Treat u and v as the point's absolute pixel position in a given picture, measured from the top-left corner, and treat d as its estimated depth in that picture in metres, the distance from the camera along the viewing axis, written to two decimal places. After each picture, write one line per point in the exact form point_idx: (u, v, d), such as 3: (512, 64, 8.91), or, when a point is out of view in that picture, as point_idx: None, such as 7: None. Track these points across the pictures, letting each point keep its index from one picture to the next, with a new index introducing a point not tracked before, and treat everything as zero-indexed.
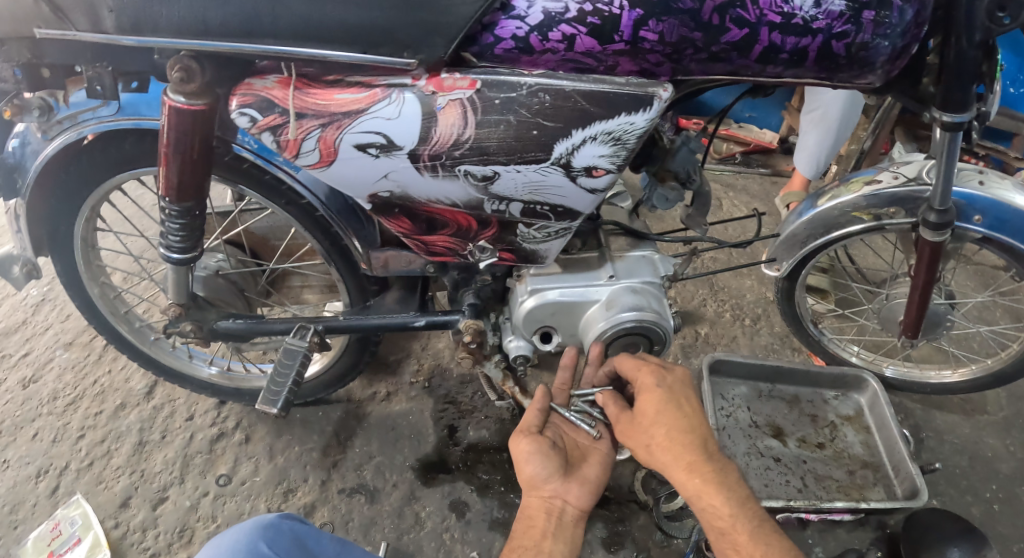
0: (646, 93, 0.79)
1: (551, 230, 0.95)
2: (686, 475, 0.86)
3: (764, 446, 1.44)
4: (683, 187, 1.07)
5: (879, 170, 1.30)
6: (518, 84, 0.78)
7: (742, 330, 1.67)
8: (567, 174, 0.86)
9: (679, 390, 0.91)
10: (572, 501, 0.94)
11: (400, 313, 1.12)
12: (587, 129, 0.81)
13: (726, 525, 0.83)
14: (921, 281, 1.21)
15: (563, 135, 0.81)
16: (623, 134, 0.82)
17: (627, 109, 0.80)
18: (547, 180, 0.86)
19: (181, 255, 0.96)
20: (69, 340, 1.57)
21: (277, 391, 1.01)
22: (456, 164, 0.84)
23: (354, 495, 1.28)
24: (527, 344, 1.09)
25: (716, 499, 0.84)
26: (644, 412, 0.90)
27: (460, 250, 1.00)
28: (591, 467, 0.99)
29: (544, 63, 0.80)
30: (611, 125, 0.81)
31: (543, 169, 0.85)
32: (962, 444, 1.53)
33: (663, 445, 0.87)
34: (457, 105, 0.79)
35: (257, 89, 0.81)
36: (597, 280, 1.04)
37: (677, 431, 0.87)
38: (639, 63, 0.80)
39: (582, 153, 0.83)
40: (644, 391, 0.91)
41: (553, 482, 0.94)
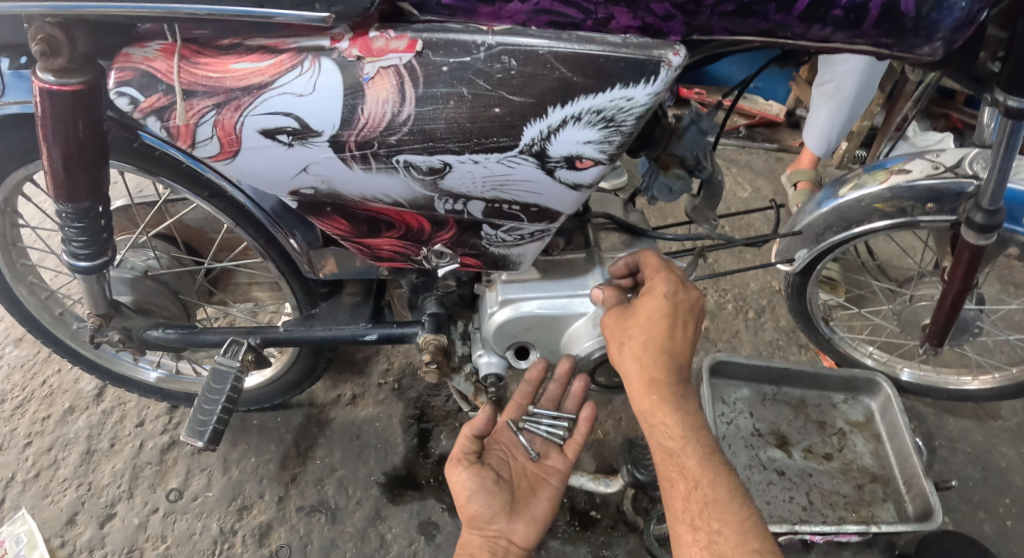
0: (650, 58, 0.61)
1: (523, 233, 0.80)
2: (648, 389, 0.79)
3: (766, 457, 1.31)
4: (690, 175, 0.89)
5: (912, 158, 1.14)
6: (473, 45, 0.62)
7: (745, 324, 1.51)
8: (542, 165, 0.69)
9: (681, 309, 0.80)
10: (518, 541, 0.89)
11: (349, 323, 0.98)
12: (568, 106, 0.64)
13: (675, 446, 0.79)
14: (956, 288, 1.07)
15: (536, 114, 0.65)
16: (616, 114, 0.64)
17: (617, 81, 0.62)
18: (515, 172, 0.70)
19: (89, 263, 0.80)
20: (19, 336, 1.43)
21: (206, 420, 0.88)
22: (392, 154, 0.68)
23: (313, 513, 1.16)
24: (499, 361, 0.94)
25: (672, 423, 0.79)
26: (634, 313, 0.80)
27: (412, 255, 0.86)
28: (539, 501, 0.94)
29: (512, 16, 0.63)
30: (600, 101, 0.63)
31: (511, 159, 0.69)
32: (976, 454, 1.42)
33: (638, 352, 0.79)
34: (391, 75, 0.63)
35: (136, 61, 0.64)
36: (581, 289, 0.89)
37: (660, 347, 0.78)
38: (642, 18, 0.63)
39: (561, 139, 0.66)
40: (648, 295, 0.80)
41: (499, 519, 0.89)
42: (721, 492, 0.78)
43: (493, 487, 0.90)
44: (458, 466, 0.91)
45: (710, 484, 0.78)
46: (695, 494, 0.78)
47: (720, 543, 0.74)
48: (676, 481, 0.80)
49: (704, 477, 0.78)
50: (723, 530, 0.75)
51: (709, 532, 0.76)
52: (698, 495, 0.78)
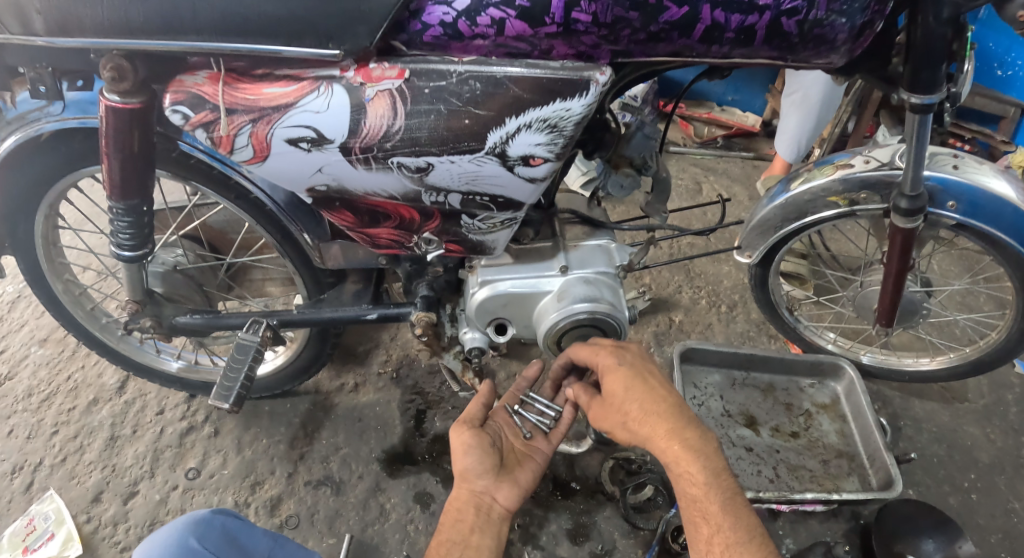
0: (582, 77, 0.76)
1: (495, 221, 0.92)
2: (666, 440, 0.89)
3: (735, 435, 1.42)
4: (639, 173, 1.04)
5: (853, 154, 1.27)
6: (447, 72, 0.77)
7: (717, 317, 1.63)
8: (503, 164, 0.83)
9: (642, 367, 0.94)
10: (501, 501, 0.96)
11: (353, 306, 1.13)
12: (521, 117, 0.78)
13: (699, 493, 0.86)
14: (893, 268, 1.20)
15: (496, 124, 0.79)
16: (559, 121, 0.79)
17: (558, 96, 0.77)
18: (483, 170, 0.83)
19: (133, 253, 0.98)
20: (44, 336, 1.54)
21: (230, 386, 1.03)
22: (389, 157, 0.83)
23: (320, 487, 1.27)
24: (482, 336, 1.08)
25: (691, 467, 0.87)
26: (614, 391, 0.93)
27: (405, 242, 0.98)
28: (523, 471, 1.01)
29: (478, 50, 0.78)
30: (545, 112, 0.78)
31: (479, 159, 0.82)
32: (941, 433, 1.47)
33: (639, 416, 0.90)
34: (386, 96, 0.78)
35: (188, 86, 0.82)
36: (549, 270, 1.02)
37: (649, 405, 0.91)
38: (577, 47, 0.77)
39: (517, 142, 0.80)
40: (608, 373, 0.94)
41: (486, 477, 0.96)
42: (744, 530, 0.83)
43: (487, 449, 0.98)
44: (462, 426, 1.00)
45: (732, 521, 0.84)
46: (718, 536, 0.84)
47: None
48: (700, 526, 0.86)
49: (729, 521, 0.84)
50: None
51: None
52: (721, 536, 0.84)
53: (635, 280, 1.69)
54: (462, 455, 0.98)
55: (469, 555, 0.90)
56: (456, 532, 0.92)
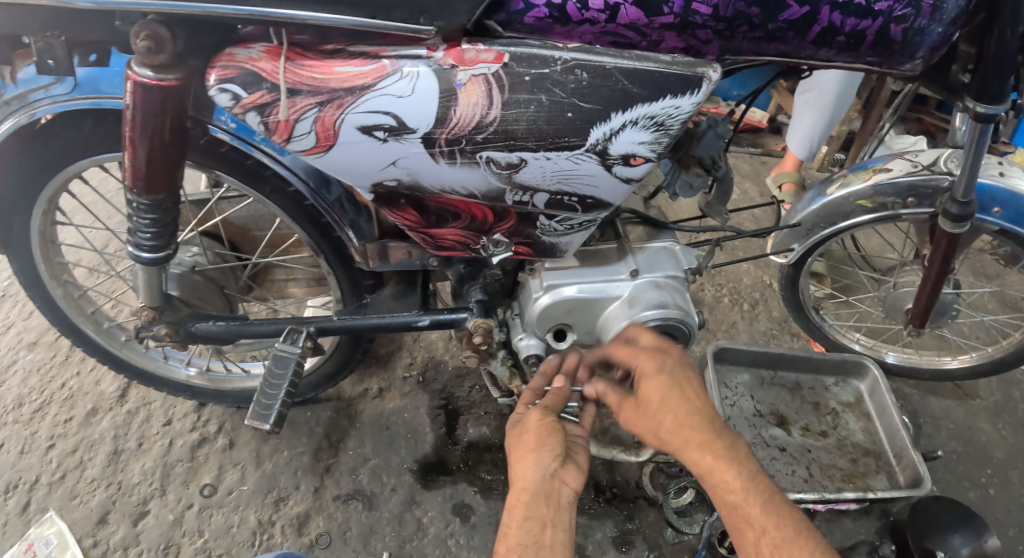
0: (695, 74, 0.70)
1: (574, 223, 0.86)
2: (701, 452, 0.81)
3: (768, 435, 1.40)
4: (707, 173, 1.00)
5: (892, 157, 1.28)
6: (551, 59, 0.70)
7: (741, 315, 1.59)
8: (601, 162, 0.77)
9: (684, 375, 0.85)
10: (571, 484, 0.88)
11: (399, 312, 1.05)
12: (628, 113, 0.72)
13: (738, 500, 0.79)
14: (935, 272, 1.22)
15: (600, 118, 0.73)
16: (666, 119, 0.73)
17: (668, 91, 0.71)
18: (579, 169, 0.77)
19: (152, 255, 0.87)
20: (34, 340, 1.38)
21: (269, 404, 0.94)
22: (477, 151, 0.75)
23: (350, 501, 1.19)
24: (539, 343, 1.01)
25: (726, 473, 0.80)
26: (649, 397, 0.85)
27: (471, 244, 0.90)
28: (581, 455, 0.94)
29: (582, 35, 0.71)
30: (654, 109, 0.72)
31: (576, 157, 0.76)
32: (957, 429, 1.47)
33: (675, 425, 0.83)
34: (481, 81, 0.70)
35: (241, 61, 0.72)
36: (617, 275, 0.95)
37: (684, 416, 0.83)
38: (687, 39, 0.72)
39: (621, 140, 0.74)
40: (646, 378, 0.86)
41: (558, 460, 0.89)
42: (792, 528, 0.77)
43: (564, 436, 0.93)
44: (545, 412, 0.93)
45: (778, 522, 0.77)
46: (764, 538, 0.77)
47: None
48: (747, 531, 0.79)
49: (775, 525, 0.77)
50: None
51: None
52: (768, 539, 0.77)
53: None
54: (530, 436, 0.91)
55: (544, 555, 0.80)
56: (522, 529, 0.82)
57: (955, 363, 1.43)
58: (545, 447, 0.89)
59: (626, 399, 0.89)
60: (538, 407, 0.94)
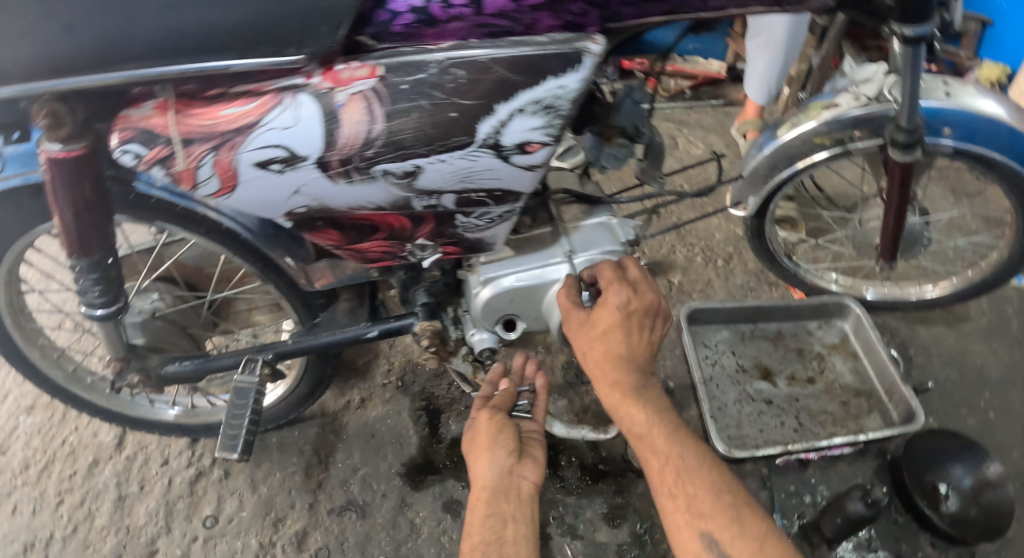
0: (573, 49, 0.70)
1: (493, 216, 0.86)
2: (611, 391, 0.96)
3: (754, 390, 1.39)
4: (633, 142, 0.99)
5: (837, 93, 1.23)
6: (425, 63, 0.70)
7: (715, 273, 1.55)
8: (498, 155, 0.76)
9: (632, 317, 0.94)
10: (529, 476, 0.96)
11: (351, 326, 1.06)
12: (512, 101, 0.71)
13: (643, 431, 0.93)
14: (892, 205, 1.20)
15: (485, 112, 0.72)
16: (554, 101, 0.72)
17: (548, 72, 0.70)
18: (477, 164, 0.77)
19: (105, 311, 0.89)
20: (30, 404, 1.41)
21: (235, 434, 0.97)
22: (371, 165, 0.75)
23: (344, 513, 1.22)
24: (491, 336, 1.01)
25: (633, 410, 0.94)
26: (599, 322, 0.93)
27: (398, 252, 0.91)
28: (536, 447, 1.02)
29: (454, 33, 0.71)
30: (538, 93, 0.71)
31: (471, 154, 0.75)
32: (950, 356, 1.43)
33: (601, 357, 0.94)
34: (360, 99, 0.71)
35: (134, 121, 0.73)
36: (553, 258, 0.95)
37: (614, 350, 0.94)
38: (562, 18, 0.71)
39: (512, 129, 0.74)
40: (604, 303, 0.92)
41: (512, 456, 0.96)
42: (691, 456, 0.92)
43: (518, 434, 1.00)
44: (495, 412, 0.99)
45: (679, 450, 0.92)
46: (667, 465, 0.92)
47: (700, 510, 0.87)
48: (651, 463, 0.93)
49: (675, 450, 0.92)
50: (698, 493, 0.88)
51: (687, 496, 0.89)
52: (670, 465, 0.92)
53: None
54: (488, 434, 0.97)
55: (508, 551, 0.85)
56: (483, 525, 0.87)
57: (930, 291, 1.41)
58: (498, 445, 0.96)
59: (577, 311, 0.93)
60: (487, 408, 1.00)
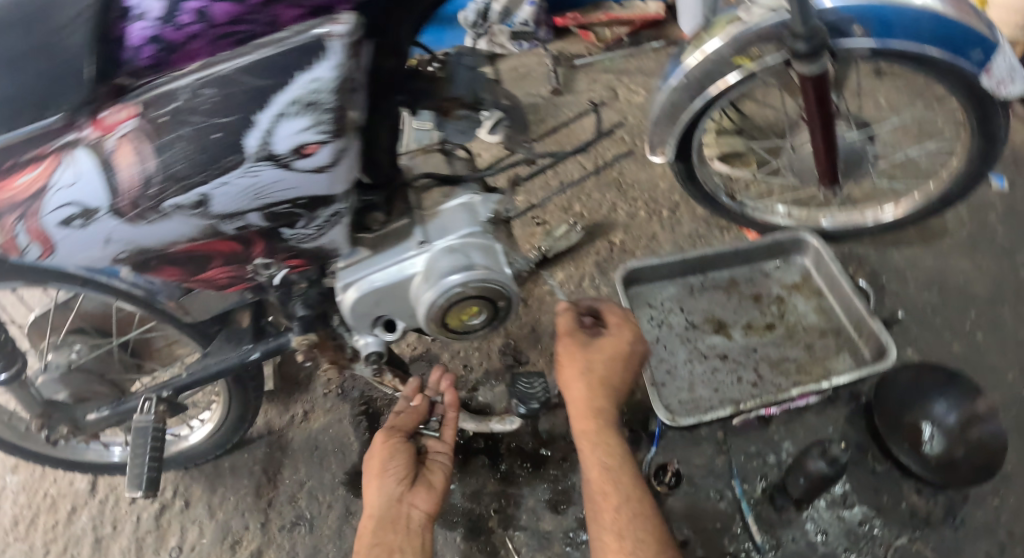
0: (312, 37, 0.64)
1: (317, 222, 0.82)
2: (589, 416, 0.84)
3: (707, 346, 1.29)
4: (478, 111, 0.89)
5: (742, 4, 1.08)
6: (176, 91, 0.67)
7: (660, 225, 1.47)
8: (278, 165, 0.72)
9: (639, 358, 0.88)
10: (421, 506, 0.92)
11: (233, 348, 1.03)
12: (269, 108, 0.67)
13: (611, 463, 0.81)
14: (817, 118, 1.06)
15: (246, 125, 0.68)
16: (313, 97, 0.67)
17: (294, 69, 0.65)
18: (264, 178, 0.73)
19: None
20: (15, 461, 1.37)
21: (140, 472, 0.98)
22: (160, 203, 0.73)
23: (295, 527, 1.23)
24: (376, 339, 0.99)
25: (605, 440, 0.82)
26: (605, 346, 0.86)
27: (243, 274, 0.89)
28: (435, 474, 0.98)
29: (203, 53, 0.67)
30: (293, 93, 0.67)
31: (250, 169, 0.71)
32: (928, 277, 1.29)
33: (595, 380, 0.84)
34: (127, 142, 0.69)
35: None
36: (408, 251, 0.90)
37: (612, 375, 0.85)
38: (300, 7, 0.66)
39: (280, 135, 0.69)
40: (619, 332, 0.87)
41: (403, 484, 0.93)
42: (649, 507, 0.79)
43: (413, 459, 0.97)
44: (389, 434, 0.98)
45: (643, 496, 0.79)
46: (626, 506, 0.78)
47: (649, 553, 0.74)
48: (608, 494, 0.79)
49: (638, 495, 0.79)
50: (648, 545, 0.74)
51: (634, 544, 0.75)
52: (627, 508, 0.78)
53: (561, 209, 1.52)
54: (380, 459, 0.95)
55: None
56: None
57: (888, 214, 1.28)
58: (389, 471, 0.94)
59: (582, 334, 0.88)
60: (384, 430, 0.99)
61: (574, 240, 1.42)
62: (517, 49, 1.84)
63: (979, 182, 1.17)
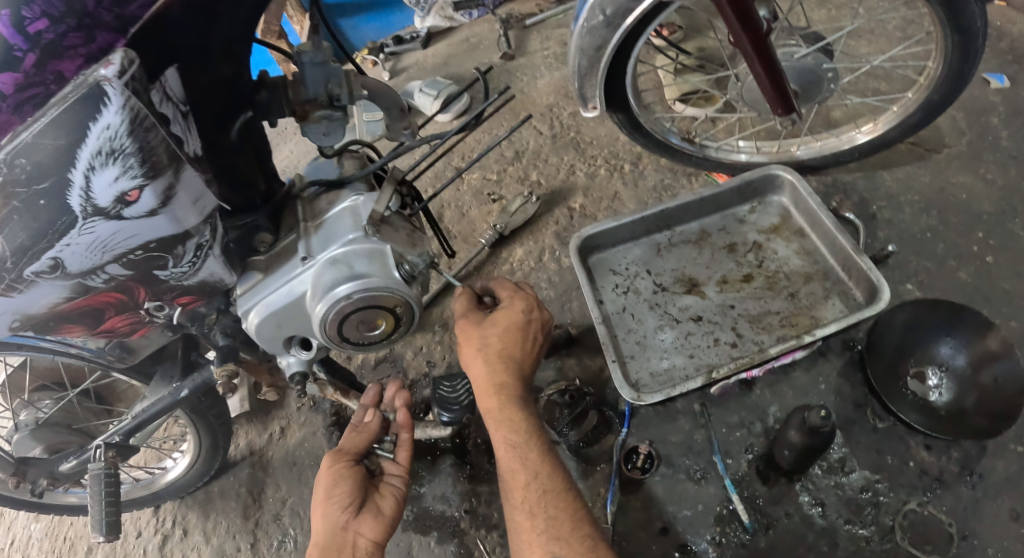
0: (90, 84, 0.58)
1: (186, 260, 0.79)
2: (492, 393, 0.84)
3: (678, 309, 1.17)
4: (335, 107, 0.81)
5: None
6: None
7: (622, 182, 1.38)
8: (110, 217, 0.68)
9: (535, 325, 0.87)
10: (367, 534, 0.86)
11: (164, 386, 1.03)
12: (78, 166, 0.63)
13: (519, 440, 0.83)
14: (748, 47, 0.92)
15: (65, 186, 0.64)
16: (113, 144, 0.62)
17: (81, 121, 0.60)
18: (103, 232, 0.69)
19: None
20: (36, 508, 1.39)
21: (98, 518, 0.98)
22: (23, 274, 0.70)
23: (284, 544, 1.24)
24: (298, 359, 0.96)
25: (513, 417, 0.84)
26: (498, 319, 0.85)
27: (140, 317, 0.87)
28: (386, 499, 0.91)
29: (13, 126, 0.61)
30: (95, 145, 0.62)
31: (84, 227, 0.68)
32: (927, 200, 1.25)
33: (493, 356, 0.84)
34: None
35: None
36: (294, 269, 0.85)
37: (510, 350, 0.85)
38: (76, 57, 0.61)
39: (98, 189, 0.65)
40: (508, 307, 0.86)
41: (348, 511, 0.87)
42: (558, 477, 0.82)
43: (361, 483, 0.90)
44: (336, 458, 0.91)
45: (551, 468, 0.83)
46: (534, 481, 0.82)
47: (559, 529, 0.78)
48: (517, 473, 0.83)
49: (547, 468, 0.83)
50: (559, 516, 0.79)
51: (546, 518, 0.79)
52: (537, 483, 0.82)
53: (517, 179, 1.44)
54: (325, 484, 0.89)
55: None
56: None
57: (864, 135, 1.21)
58: (333, 498, 0.88)
59: (477, 312, 0.88)
60: (331, 453, 0.92)
61: (531, 213, 1.33)
62: (468, 19, 1.80)
63: (964, 87, 1.07)
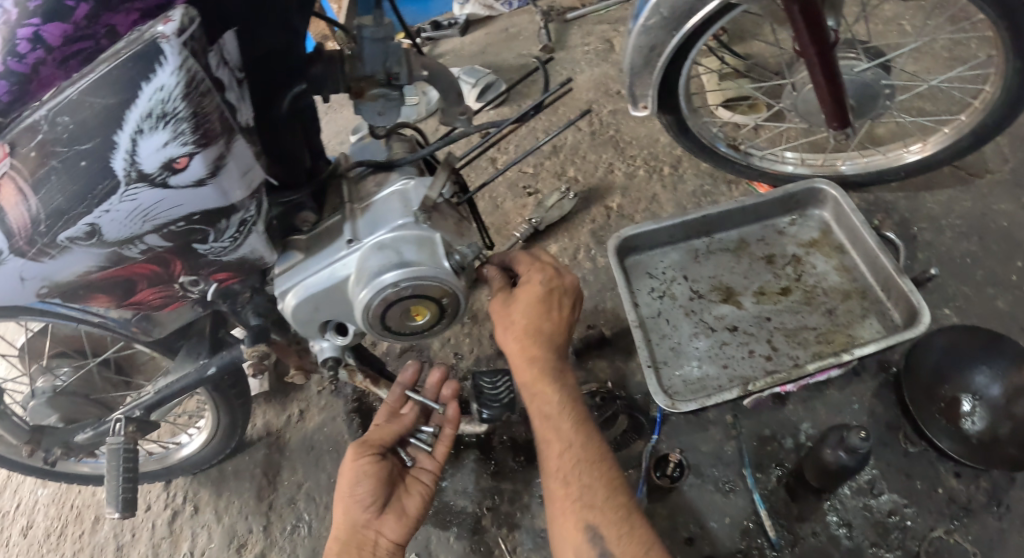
0: (145, 42, 0.56)
1: (228, 234, 0.74)
2: (525, 365, 0.83)
3: (713, 318, 1.15)
4: (392, 85, 0.77)
5: None
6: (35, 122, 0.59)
7: (661, 184, 1.36)
8: (155, 185, 0.64)
9: (558, 298, 0.85)
10: (390, 535, 0.84)
11: (192, 362, 1.00)
12: (124, 127, 0.59)
13: (552, 411, 0.82)
14: (812, 54, 0.89)
15: (108, 147, 0.60)
16: (164, 106, 0.59)
17: (131, 80, 0.57)
18: (145, 200, 0.65)
19: None
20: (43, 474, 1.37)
21: (115, 493, 0.96)
22: (55, 238, 0.66)
23: (296, 529, 1.22)
24: (331, 344, 0.93)
25: (545, 388, 0.82)
26: (523, 293, 0.84)
27: (174, 291, 0.83)
28: (411, 498, 0.89)
29: (58, 80, 0.60)
30: (143, 106, 0.58)
31: (126, 193, 0.64)
32: (967, 224, 1.24)
33: (519, 333, 0.83)
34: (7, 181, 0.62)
35: None
36: (338, 251, 0.82)
37: (539, 323, 0.83)
38: (130, 12, 0.58)
39: (144, 154, 0.61)
40: (528, 283, 0.84)
41: (370, 510, 0.85)
42: (592, 446, 0.80)
43: (385, 483, 0.87)
44: (362, 450, 0.88)
45: (584, 439, 0.81)
46: (568, 452, 0.80)
47: (592, 497, 0.77)
48: (552, 442, 0.82)
49: (581, 436, 0.81)
50: (594, 485, 0.77)
51: (581, 486, 0.77)
52: (571, 453, 0.80)
53: (554, 174, 1.42)
54: (350, 477, 0.86)
55: None
56: None
57: (914, 155, 1.19)
58: (357, 495, 0.85)
59: (505, 289, 0.86)
60: (358, 444, 0.88)
61: (567, 208, 1.32)
62: (507, 9, 1.81)
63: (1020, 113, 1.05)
